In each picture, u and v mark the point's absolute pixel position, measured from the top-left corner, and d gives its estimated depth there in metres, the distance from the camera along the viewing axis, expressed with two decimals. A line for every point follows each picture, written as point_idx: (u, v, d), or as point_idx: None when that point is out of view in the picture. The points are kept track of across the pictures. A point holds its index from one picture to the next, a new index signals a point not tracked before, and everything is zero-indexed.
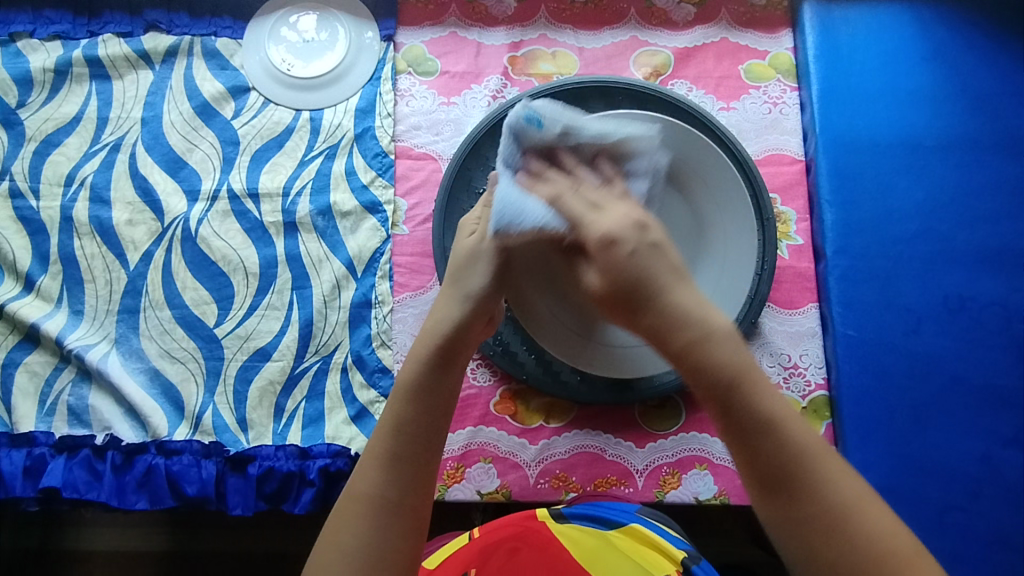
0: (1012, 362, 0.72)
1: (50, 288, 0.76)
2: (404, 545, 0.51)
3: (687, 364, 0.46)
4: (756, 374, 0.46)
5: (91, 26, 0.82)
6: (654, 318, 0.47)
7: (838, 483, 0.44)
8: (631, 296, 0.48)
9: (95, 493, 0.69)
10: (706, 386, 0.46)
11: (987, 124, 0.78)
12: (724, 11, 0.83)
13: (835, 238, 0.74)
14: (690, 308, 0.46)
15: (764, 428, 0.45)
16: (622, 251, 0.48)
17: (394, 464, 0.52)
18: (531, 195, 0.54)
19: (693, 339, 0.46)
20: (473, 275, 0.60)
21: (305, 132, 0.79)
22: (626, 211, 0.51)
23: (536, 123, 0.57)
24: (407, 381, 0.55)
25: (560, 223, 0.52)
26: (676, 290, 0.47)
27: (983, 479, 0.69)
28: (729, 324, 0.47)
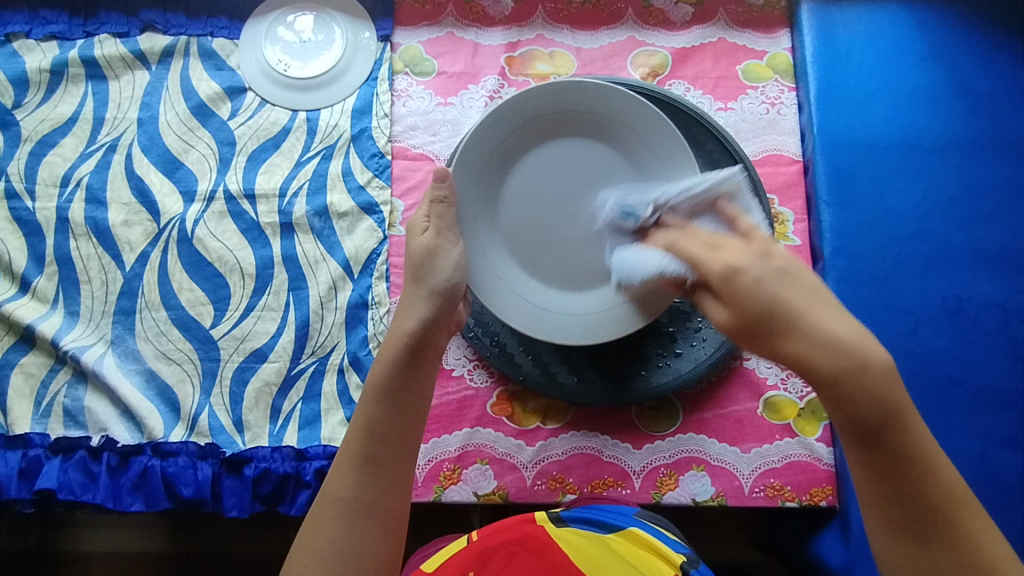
0: (1009, 364, 0.72)
1: (46, 289, 0.75)
2: (380, 545, 0.53)
3: (834, 393, 0.47)
4: (909, 414, 0.47)
5: (87, 26, 0.82)
6: (807, 347, 0.47)
7: (970, 528, 0.47)
8: (773, 325, 0.49)
9: (91, 494, 0.69)
10: (857, 417, 0.46)
11: (985, 124, 0.78)
12: (722, 10, 0.82)
13: (833, 239, 0.74)
14: (844, 340, 0.47)
15: (914, 470, 0.47)
16: (747, 280, 0.51)
17: (367, 465, 0.54)
18: (648, 250, 0.61)
19: (846, 370, 0.46)
20: (434, 271, 0.61)
21: (301, 132, 0.79)
22: (748, 248, 0.54)
23: (630, 213, 0.64)
24: (377, 382, 0.56)
25: (678, 264, 0.58)
26: (833, 319, 0.48)
27: (981, 481, 0.68)
28: (888, 358, 0.47)
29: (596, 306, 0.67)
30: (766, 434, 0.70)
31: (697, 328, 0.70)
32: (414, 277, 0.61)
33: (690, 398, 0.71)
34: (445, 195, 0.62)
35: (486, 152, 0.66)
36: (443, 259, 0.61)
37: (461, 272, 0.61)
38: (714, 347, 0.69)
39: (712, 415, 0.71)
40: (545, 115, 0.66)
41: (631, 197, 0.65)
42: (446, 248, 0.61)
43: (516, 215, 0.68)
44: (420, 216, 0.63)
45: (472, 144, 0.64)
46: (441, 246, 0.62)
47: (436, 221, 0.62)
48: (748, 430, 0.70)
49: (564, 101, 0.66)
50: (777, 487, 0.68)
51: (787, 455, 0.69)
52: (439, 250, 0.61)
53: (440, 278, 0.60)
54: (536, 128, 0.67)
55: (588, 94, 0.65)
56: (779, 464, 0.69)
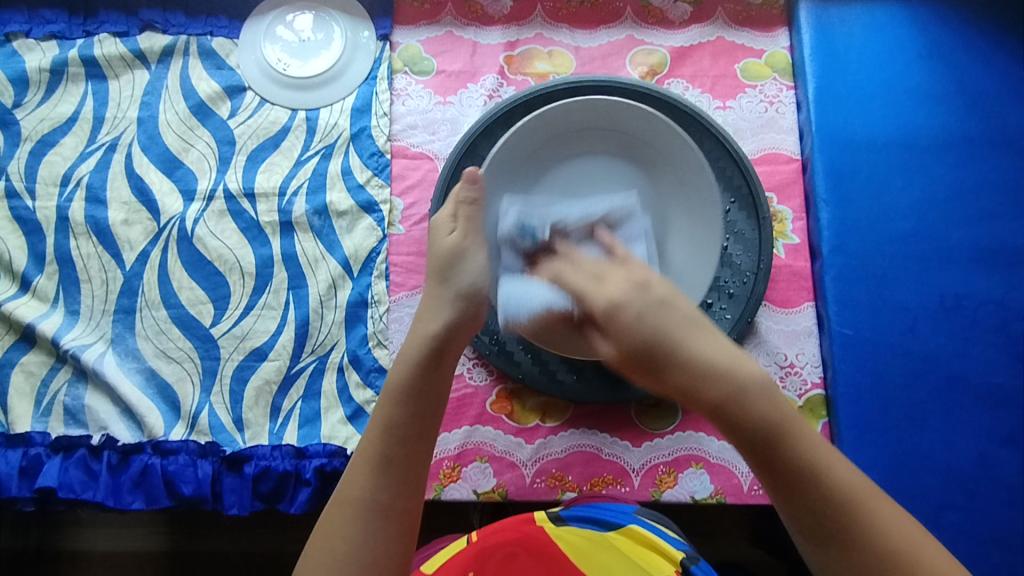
0: (1008, 361, 0.72)
1: (46, 288, 0.76)
2: (395, 547, 0.52)
3: (722, 421, 0.46)
4: (796, 425, 0.46)
5: (86, 25, 0.82)
6: (681, 375, 0.48)
7: (886, 526, 0.44)
8: (649, 354, 0.49)
9: (91, 492, 0.69)
10: (745, 438, 0.45)
11: (983, 122, 0.78)
12: (721, 9, 0.82)
13: (832, 237, 0.74)
14: (718, 363, 0.47)
15: (814, 477, 0.44)
16: (628, 315, 0.50)
17: (386, 467, 0.53)
18: (533, 282, 0.60)
19: (722, 391, 0.46)
20: (460, 273, 0.61)
21: (301, 131, 0.79)
22: (628, 278, 0.54)
23: (526, 230, 0.63)
24: (398, 382, 0.55)
25: (563, 298, 0.58)
26: (702, 344, 0.49)
27: (979, 478, 0.69)
28: (761, 373, 0.47)
29: None
30: None
31: None
32: (439, 278, 0.61)
33: None
34: (472, 197, 0.64)
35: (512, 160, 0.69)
36: (470, 263, 0.61)
37: (486, 279, 0.61)
38: None
39: None
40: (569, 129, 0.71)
41: (532, 215, 0.65)
42: (472, 251, 0.61)
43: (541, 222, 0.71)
44: (445, 217, 0.64)
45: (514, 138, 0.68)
46: (467, 248, 0.62)
47: (463, 222, 0.63)
48: None
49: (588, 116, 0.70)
50: None
51: None
52: (465, 252, 0.62)
53: (464, 281, 0.60)
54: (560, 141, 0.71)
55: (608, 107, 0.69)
56: None
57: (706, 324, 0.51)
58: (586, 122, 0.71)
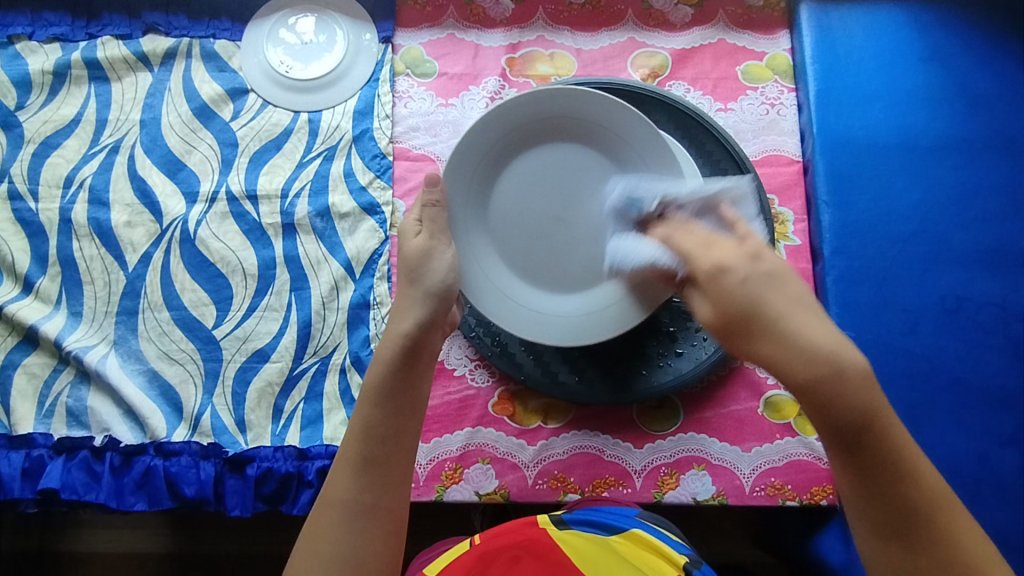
0: (1009, 362, 0.72)
1: (49, 289, 0.76)
2: (380, 546, 0.53)
3: (815, 400, 0.47)
4: (890, 419, 0.47)
5: (90, 28, 0.82)
6: (784, 350, 0.48)
7: (959, 535, 0.47)
8: (752, 324, 0.50)
9: (94, 494, 0.70)
10: (835, 423, 0.47)
11: (984, 124, 0.78)
12: (722, 12, 0.83)
13: (833, 238, 0.74)
14: (824, 349, 0.47)
15: (899, 475, 0.46)
16: (732, 279, 0.51)
17: (366, 467, 0.54)
18: (648, 238, 0.61)
19: (822, 376, 0.46)
20: (429, 272, 0.62)
21: (303, 133, 0.79)
22: (741, 248, 0.54)
23: (636, 202, 0.63)
24: (374, 384, 0.56)
25: (671, 257, 0.58)
26: (808, 323, 0.48)
27: (981, 479, 0.69)
28: (863, 362, 0.47)
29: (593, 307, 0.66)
30: (766, 433, 0.70)
31: (697, 327, 0.71)
32: (409, 279, 0.62)
33: (691, 398, 0.71)
34: (436, 199, 0.64)
35: (478, 157, 0.65)
36: (438, 261, 0.62)
37: (455, 275, 0.63)
38: (714, 346, 0.69)
39: (712, 414, 0.71)
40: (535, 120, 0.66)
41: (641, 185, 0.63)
42: (440, 250, 0.63)
43: (506, 219, 0.67)
44: (411, 220, 0.65)
45: (465, 142, 0.64)
46: (434, 247, 0.63)
47: (428, 224, 0.64)
48: (748, 429, 0.70)
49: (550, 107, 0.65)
50: (777, 486, 0.69)
51: (788, 454, 0.69)
52: (433, 251, 0.63)
53: (434, 280, 0.61)
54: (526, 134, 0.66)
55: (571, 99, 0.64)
56: (779, 463, 0.69)
57: (812, 304, 0.50)
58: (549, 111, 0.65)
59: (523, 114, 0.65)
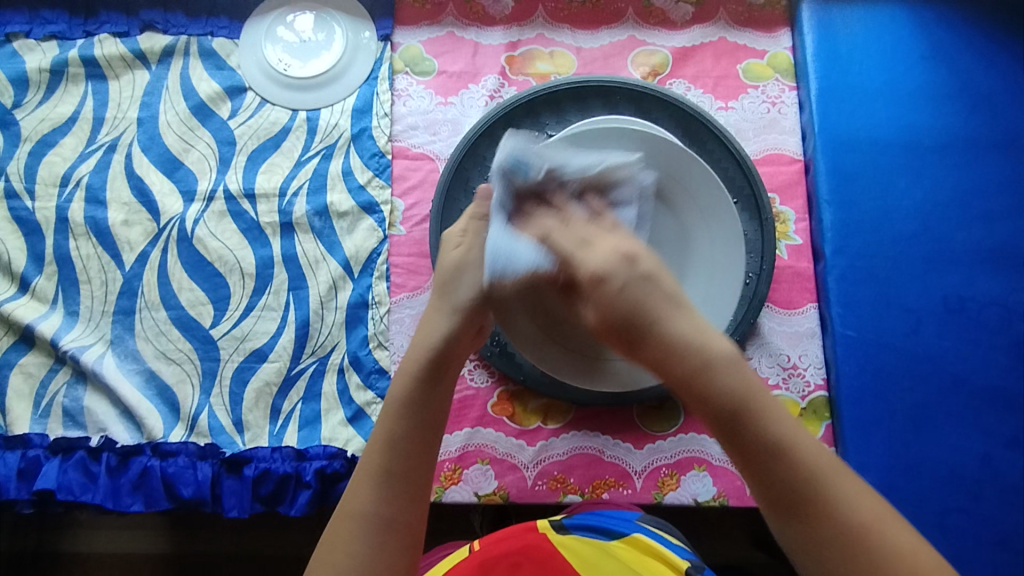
0: (1012, 363, 0.71)
1: (45, 289, 0.75)
2: (397, 561, 0.51)
3: (690, 394, 0.44)
4: (759, 396, 0.43)
5: (87, 26, 0.82)
6: (657, 350, 0.44)
7: (852, 504, 0.42)
8: (630, 330, 0.45)
9: (90, 494, 0.69)
10: (712, 414, 0.43)
11: (986, 123, 0.78)
12: (722, 10, 0.82)
13: (835, 238, 0.74)
14: (689, 336, 0.44)
15: (780, 457, 0.42)
16: (613, 288, 0.45)
17: (387, 480, 0.52)
18: (522, 238, 0.51)
19: (694, 368, 0.43)
20: (461, 287, 0.57)
21: (301, 132, 0.79)
22: (619, 245, 0.48)
23: (521, 164, 0.54)
24: (397, 397, 0.53)
25: (552, 262, 0.49)
26: (677, 318, 0.45)
27: (983, 480, 0.68)
28: (730, 348, 0.44)
29: None
30: None
31: None
32: (440, 292, 0.57)
33: None
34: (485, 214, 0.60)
35: None
36: (473, 276, 0.57)
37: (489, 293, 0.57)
38: None
39: None
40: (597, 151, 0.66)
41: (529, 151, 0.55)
42: (474, 267, 0.57)
43: None
44: (455, 231, 0.60)
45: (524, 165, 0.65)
46: (469, 263, 0.58)
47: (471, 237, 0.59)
48: None
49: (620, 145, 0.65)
50: None
51: None
52: (467, 267, 0.58)
53: (464, 295, 0.56)
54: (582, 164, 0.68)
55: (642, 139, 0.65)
56: None
57: (683, 296, 0.46)
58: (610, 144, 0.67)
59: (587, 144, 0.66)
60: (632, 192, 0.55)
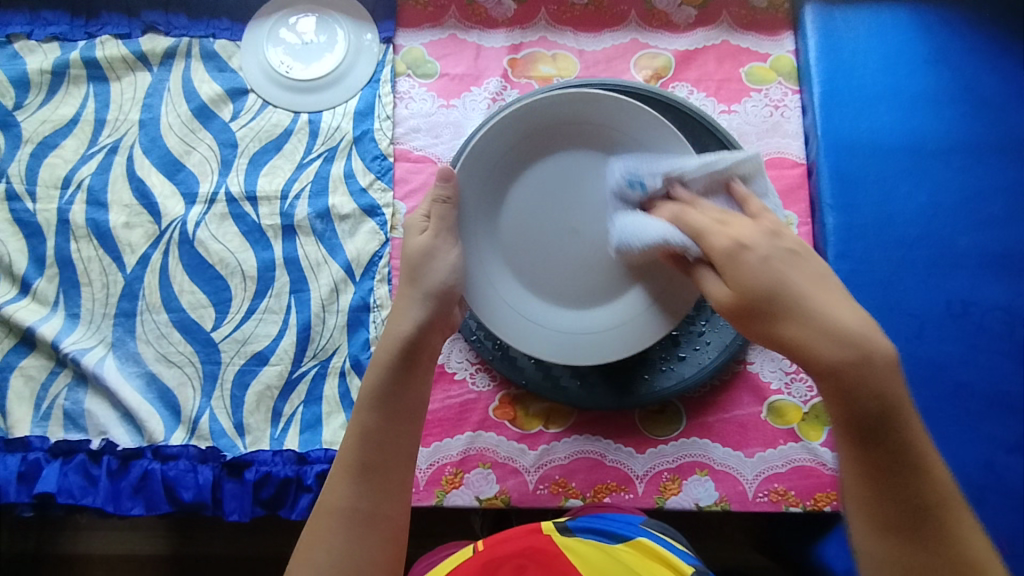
0: (1014, 368, 0.71)
1: (46, 291, 0.75)
2: (378, 555, 0.52)
3: (836, 382, 0.47)
4: (907, 411, 0.47)
5: (88, 27, 0.82)
6: (808, 330, 0.49)
7: (964, 535, 0.46)
8: (776, 305, 0.51)
9: (90, 498, 0.69)
10: (856, 409, 0.46)
11: (990, 127, 0.77)
12: (725, 12, 0.82)
13: (838, 242, 0.74)
14: (852, 328, 0.48)
15: (909, 467, 0.46)
16: (753, 256, 0.53)
17: (363, 472, 0.54)
18: (657, 219, 0.61)
19: (847, 359, 0.47)
20: (429, 272, 0.62)
21: (303, 134, 0.79)
22: (757, 226, 0.56)
23: (636, 182, 0.64)
24: (370, 389, 0.56)
25: (682, 237, 0.59)
26: (835, 309, 0.49)
27: (985, 486, 0.68)
28: (891, 352, 0.47)
29: (587, 326, 0.67)
30: (770, 439, 0.69)
31: (701, 332, 0.70)
32: (409, 279, 0.62)
33: (694, 402, 0.71)
34: (447, 195, 0.64)
35: (490, 161, 0.66)
36: (439, 261, 0.62)
37: (457, 276, 0.62)
38: (718, 351, 0.69)
39: (715, 419, 0.70)
40: (552, 126, 0.67)
41: (640, 166, 0.64)
42: (443, 251, 0.63)
43: (515, 227, 0.68)
44: (419, 217, 0.65)
45: (480, 145, 0.65)
46: (437, 248, 0.63)
47: (435, 222, 0.64)
48: (752, 435, 0.70)
49: (572, 113, 0.66)
50: (782, 492, 0.68)
51: (792, 460, 0.69)
52: (435, 252, 0.63)
53: (434, 280, 0.61)
54: (539, 141, 0.68)
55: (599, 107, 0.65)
56: (784, 468, 0.68)
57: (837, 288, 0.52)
58: (566, 118, 0.67)
59: (541, 119, 0.67)
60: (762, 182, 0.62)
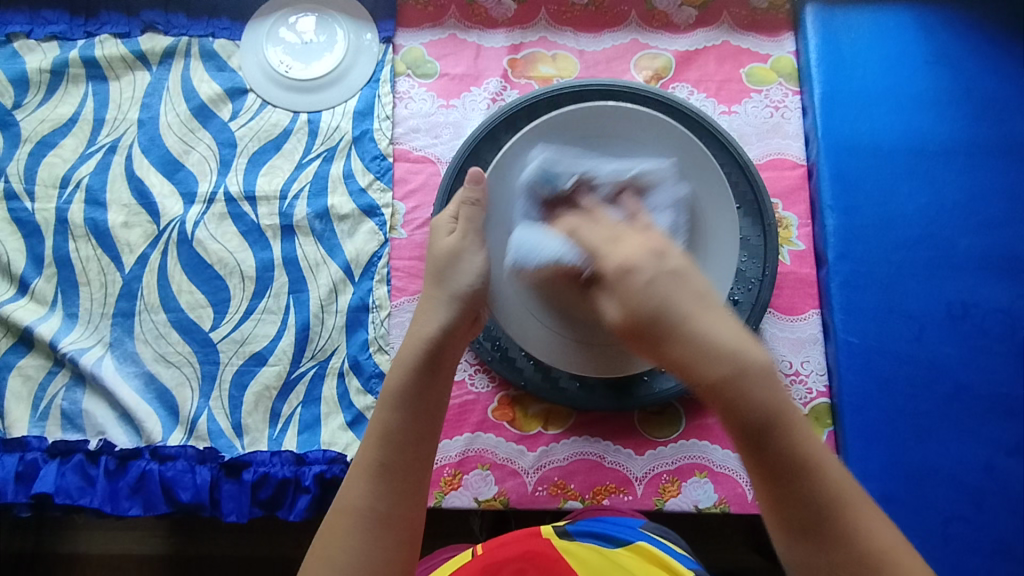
0: (1015, 370, 0.71)
1: (44, 290, 0.75)
2: (393, 556, 0.51)
3: (720, 400, 0.44)
4: (792, 413, 0.44)
5: (88, 26, 0.81)
6: (689, 351, 0.45)
7: (869, 531, 0.43)
8: (657, 327, 0.47)
9: (88, 498, 0.69)
10: (743, 426, 0.43)
11: (990, 128, 0.77)
12: (726, 13, 0.82)
13: (838, 243, 0.74)
14: (726, 342, 0.44)
15: (805, 477, 0.43)
16: (639, 279, 0.48)
17: (383, 474, 0.53)
18: (552, 232, 0.60)
19: (727, 375, 0.44)
20: (456, 275, 0.62)
21: (303, 134, 0.79)
22: (645, 243, 0.52)
23: (552, 177, 0.63)
24: (395, 388, 0.56)
25: (576, 254, 0.58)
26: (713, 324, 0.46)
27: (986, 488, 0.68)
28: (768, 363, 0.45)
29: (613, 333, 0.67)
30: None
31: None
32: (436, 280, 0.62)
33: (694, 404, 0.71)
34: (476, 199, 0.65)
35: (523, 166, 0.68)
36: (466, 264, 0.63)
37: (484, 279, 0.63)
38: None
39: (715, 421, 0.70)
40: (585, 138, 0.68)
41: (560, 163, 0.64)
42: (470, 253, 0.63)
43: None
44: (446, 218, 0.66)
45: (513, 149, 0.67)
46: (464, 249, 0.63)
47: (463, 224, 0.65)
48: None
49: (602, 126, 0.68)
50: None
51: None
52: (462, 253, 0.63)
53: (460, 282, 0.62)
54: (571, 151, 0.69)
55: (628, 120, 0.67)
56: None
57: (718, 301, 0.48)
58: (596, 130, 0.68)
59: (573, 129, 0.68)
60: (664, 195, 0.63)
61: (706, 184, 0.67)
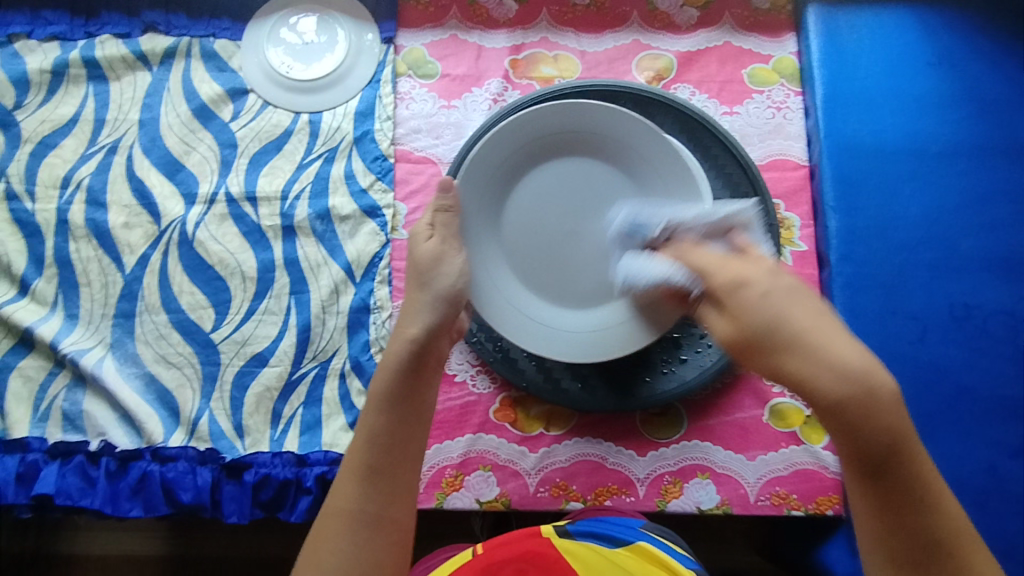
0: (1017, 372, 0.71)
1: (45, 291, 0.75)
2: (385, 556, 0.52)
3: (842, 423, 0.44)
4: (914, 443, 0.44)
5: (89, 27, 0.81)
6: (810, 373, 0.44)
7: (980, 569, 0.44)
8: (773, 340, 0.47)
9: (88, 500, 0.68)
10: (866, 454, 0.44)
11: (993, 129, 0.77)
12: (727, 14, 0.82)
13: (839, 244, 0.74)
14: (854, 365, 0.44)
15: (923, 508, 0.44)
16: (752, 292, 0.49)
17: (370, 476, 0.53)
18: (660, 257, 0.61)
19: (854, 397, 0.43)
20: (438, 276, 0.61)
21: (304, 134, 0.79)
22: (762, 266, 0.52)
23: (639, 228, 0.64)
24: (381, 391, 0.56)
25: (685, 274, 0.58)
26: (837, 345, 0.45)
27: (989, 490, 0.68)
28: (896, 390, 0.44)
29: (592, 325, 0.67)
30: (771, 442, 0.69)
31: (702, 335, 0.70)
32: (417, 283, 0.61)
33: (695, 405, 0.71)
34: (450, 205, 0.64)
35: (492, 169, 0.67)
36: (448, 265, 0.62)
37: (464, 280, 0.63)
38: (718, 354, 0.69)
39: (717, 422, 0.70)
40: (550, 136, 0.68)
41: (642, 212, 0.64)
42: (450, 255, 0.63)
43: (516, 233, 0.69)
44: (423, 225, 0.65)
45: (480, 155, 0.66)
46: (445, 252, 0.63)
47: (440, 230, 0.64)
48: (753, 438, 0.69)
49: (566, 124, 0.67)
50: (783, 496, 0.68)
51: (793, 464, 0.68)
52: (443, 256, 0.63)
53: (443, 284, 0.61)
54: (537, 150, 0.69)
55: (591, 115, 0.66)
56: (785, 472, 0.68)
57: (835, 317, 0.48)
58: (560, 127, 0.68)
59: (538, 129, 0.67)
60: None
61: (663, 165, 0.66)
